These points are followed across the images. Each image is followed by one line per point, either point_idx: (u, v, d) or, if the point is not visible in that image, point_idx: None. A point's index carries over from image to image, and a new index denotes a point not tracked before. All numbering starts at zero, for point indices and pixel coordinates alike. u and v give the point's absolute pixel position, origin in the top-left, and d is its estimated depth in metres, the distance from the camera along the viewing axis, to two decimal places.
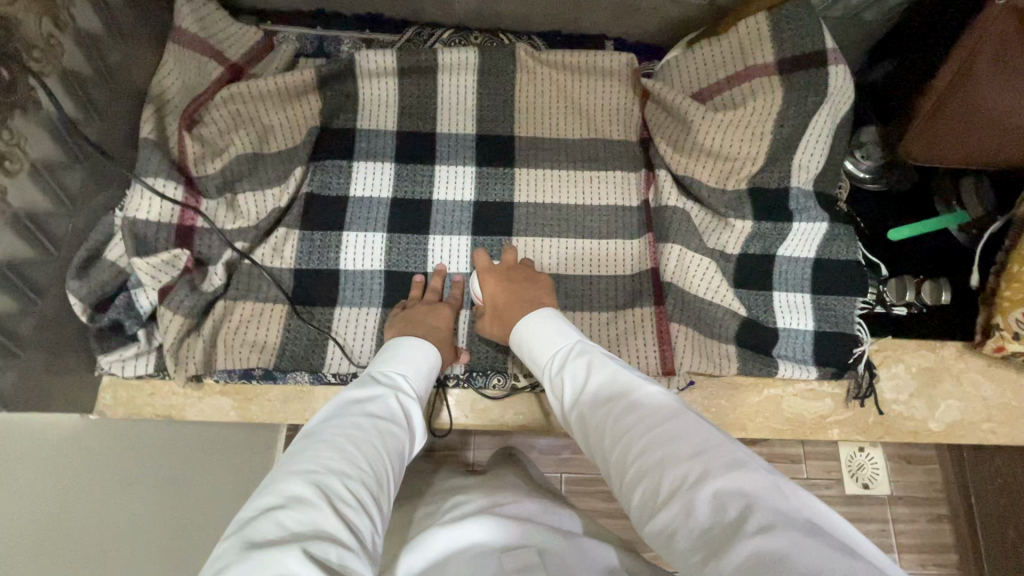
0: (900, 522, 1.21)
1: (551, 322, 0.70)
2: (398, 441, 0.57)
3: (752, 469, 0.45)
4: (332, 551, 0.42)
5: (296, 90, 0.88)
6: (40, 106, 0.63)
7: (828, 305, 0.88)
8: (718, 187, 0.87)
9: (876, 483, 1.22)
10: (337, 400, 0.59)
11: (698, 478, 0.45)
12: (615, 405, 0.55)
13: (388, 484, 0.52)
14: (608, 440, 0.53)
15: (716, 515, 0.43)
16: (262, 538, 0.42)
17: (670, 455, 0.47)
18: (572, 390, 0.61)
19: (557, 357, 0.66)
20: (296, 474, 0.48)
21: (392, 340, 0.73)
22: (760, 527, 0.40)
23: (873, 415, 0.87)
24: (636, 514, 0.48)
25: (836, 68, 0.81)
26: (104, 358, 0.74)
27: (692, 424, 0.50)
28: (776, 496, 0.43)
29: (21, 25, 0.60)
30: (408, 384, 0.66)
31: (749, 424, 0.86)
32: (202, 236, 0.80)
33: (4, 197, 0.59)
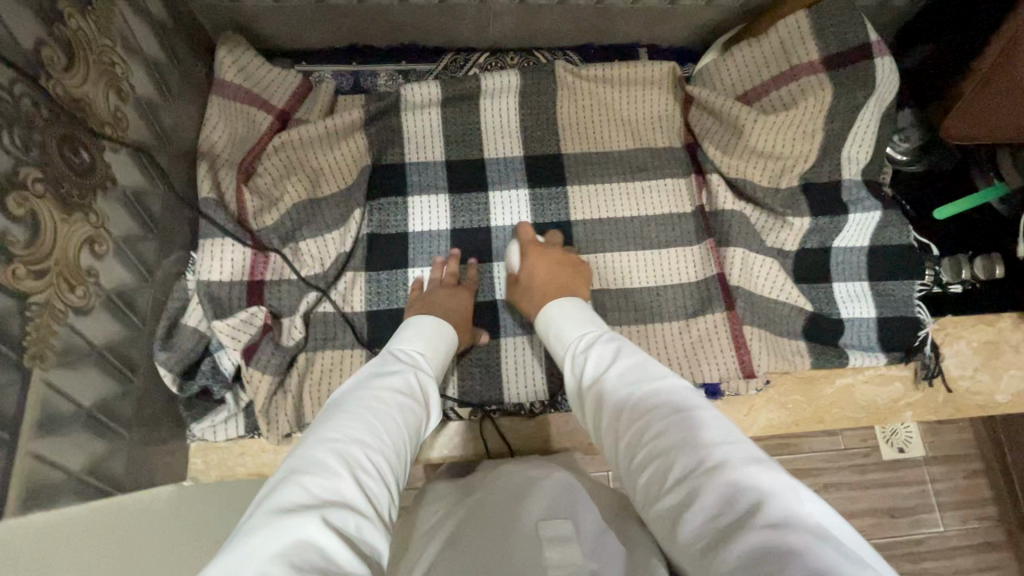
0: (937, 481, 1.22)
1: (574, 313, 0.66)
2: (414, 416, 0.56)
3: (771, 471, 0.39)
4: (350, 520, 0.41)
5: (343, 131, 0.86)
6: (115, 182, 0.62)
7: (887, 291, 0.89)
8: (772, 187, 0.88)
9: (911, 448, 1.23)
10: (359, 375, 0.59)
11: (711, 462, 0.40)
12: (637, 386, 0.50)
13: (402, 456, 0.51)
14: (625, 418, 0.48)
15: (722, 502, 0.38)
16: (284, 499, 0.41)
17: (687, 438, 0.43)
18: (592, 372, 0.55)
19: (582, 341, 0.61)
20: (321, 443, 0.47)
21: (412, 318, 0.72)
22: (773, 520, 0.36)
23: (943, 394, 0.89)
24: (643, 493, 0.44)
25: (882, 59, 0.82)
26: (196, 425, 0.74)
27: (714, 416, 0.45)
28: (795, 498, 0.38)
29: (93, 104, 0.59)
30: (424, 362, 0.65)
31: (826, 416, 0.88)
32: (272, 288, 0.78)
33: (96, 280, 0.58)
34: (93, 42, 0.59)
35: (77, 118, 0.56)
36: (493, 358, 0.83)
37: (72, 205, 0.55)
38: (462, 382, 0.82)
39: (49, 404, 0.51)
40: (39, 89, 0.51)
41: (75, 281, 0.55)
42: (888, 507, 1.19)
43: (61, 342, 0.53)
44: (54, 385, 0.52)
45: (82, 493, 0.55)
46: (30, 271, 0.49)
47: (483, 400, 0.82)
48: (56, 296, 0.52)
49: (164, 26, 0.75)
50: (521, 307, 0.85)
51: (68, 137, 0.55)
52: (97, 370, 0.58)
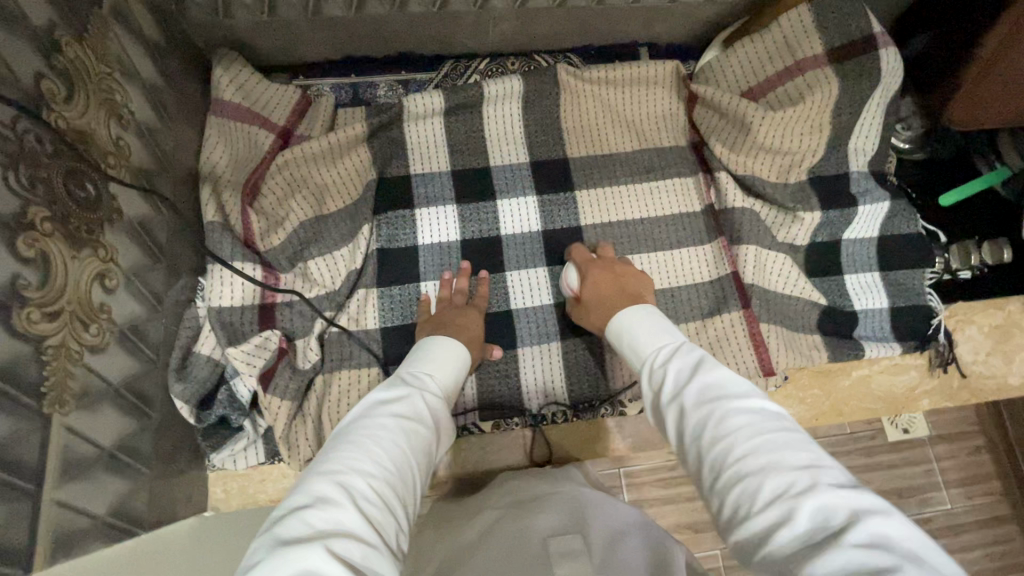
0: (943, 460, 1.24)
1: (653, 322, 0.64)
2: (422, 439, 0.53)
3: (869, 495, 0.40)
4: (356, 550, 0.40)
5: (346, 145, 0.85)
6: (122, 214, 0.60)
7: (898, 280, 0.90)
8: (780, 183, 0.88)
9: (914, 428, 1.24)
10: (365, 401, 0.56)
11: (808, 487, 0.40)
12: (722, 403, 0.49)
13: (412, 482, 0.50)
14: (704, 436, 0.47)
15: (819, 531, 0.38)
16: (288, 535, 0.40)
17: (779, 463, 0.43)
18: (672, 384, 0.54)
19: (660, 352, 0.59)
20: (324, 474, 0.46)
21: (421, 341, 0.70)
22: (874, 544, 0.36)
23: (957, 379, 0.90)
24: (725, 512, 0.43)
25: (888, 51, 0.82)
26: (216, 455, 0.72)
27: (808, 443, 0.45)
28: (899, 530, 0.37)
29: (95, 134, 0.57)
30: (433, 382, 0.62)
31: (845, 408, 0.88)
32: (283, 311, 0.77)
33: (110, 316, 0.57)
34: (92, 70, 0.58)
35: (80, 150, 0.54)
36: (511, 368, 0.82)
37: (82, 241, 0.53)
38: (482, 395, 0.81)
39: (71, 448, 0.50)
40: (41, 124, 0.49)
41: (89, 319, 0.53)
42: (896, 488, 1.20)
43: (79, 384, 0.51)
44: (74, 429, 0.50)
45: (108, 537, 0.54)
46: (44, 314, 0.47)
47: (507, 412, 0.81)
48: (71, 336, 0.51)
49: (158, 47, 0.73)
50: (536, 315, 0.84)
51: (74, 171, 0.53)
52: (116, 409, 0.57)
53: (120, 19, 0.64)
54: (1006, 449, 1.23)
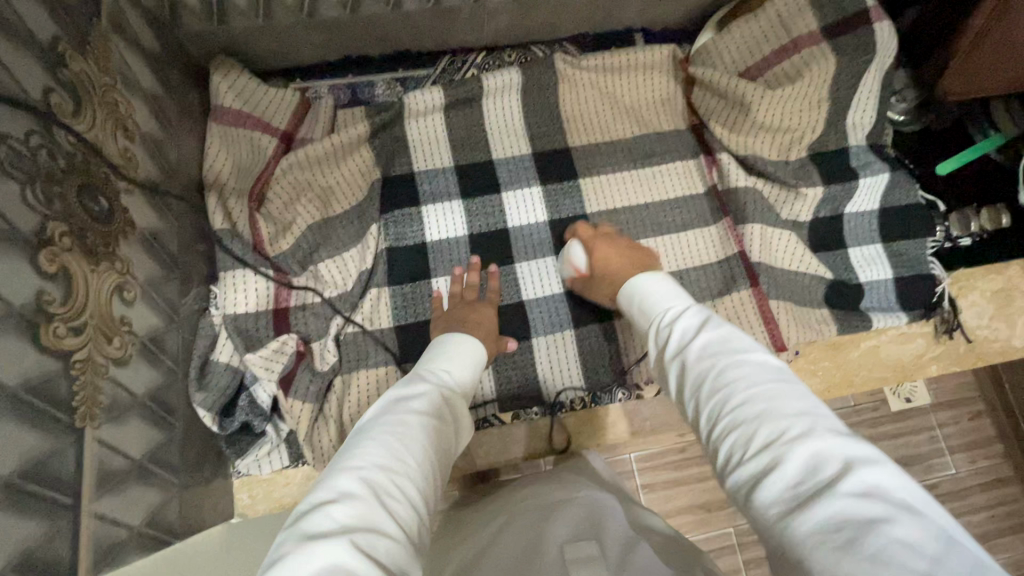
0: (944, 426, 1.26)
1: (661, 286, 0.64)
2: (443, 440, 0.53)
3: (865, 446, 0.39)
4: (379, 544, 0.40)
5: (349, 146, 0.85)
6: (134, 226, 0.60)
7: (900, 251, 0.91)
8: (782, 160, 0.89)
9: (916, 396, 1.26)
10: (385, 398, 0.56)
11: (804, 434, 0.40)
12: (726, 355, 0.49)
13: (433, 479, 0.50)
14: (705, 387, 0.48)
15: (809, 475, 0.38)
16: (314, 529, 0.40)
17: (775, 411, 0.42)
18: (678, 339, 0.54)
19: (667, 314, 0.59)
20: (346, 469, 0.45)
21: (438, 338, 0.70)
22: (861, 490, 0.35)
23: (964, 344, 0.92)
24: (720, 459, 0.43)
25: (881, 24, 0.83)
26: (241, 462, 0.72)
27: (808, 396, 0.44)
28: (895, 481, 0.36)
29: (104, 146, 0.57)
30: (452, 379, 0.62)
31: (856, 379, 0.89)
32: (297, 315, 0.77)
33: (131, 328, 0.57)
34: (96, 82, 0.57)
35: (91, 163, 0.54)
36: (527, 360, 0.83)
37: (100, 255, 0.53)
38: (500, 388, 0.82)
39: (104, 461, 0.50)
40: (52, 138, 0.49)
41: (112, 332, 0.53)
42: (901, 456, 1.23)
43: (106, 397, 0.51)
44: (106, 442, 0.51)
45: (144, 547, 0.54)
46: (70, 328, 0.47)
47: (525, 401, 0.82)
48: (96, 349, 0.50)
49: (155, 56, 0.72)
50: (548, 305, 0.85)
51: (87, 184, 0.53)
52: (142, 420, 0.57)
53: (118, 29, 0.64)
54: (1006, 412, 1.26)
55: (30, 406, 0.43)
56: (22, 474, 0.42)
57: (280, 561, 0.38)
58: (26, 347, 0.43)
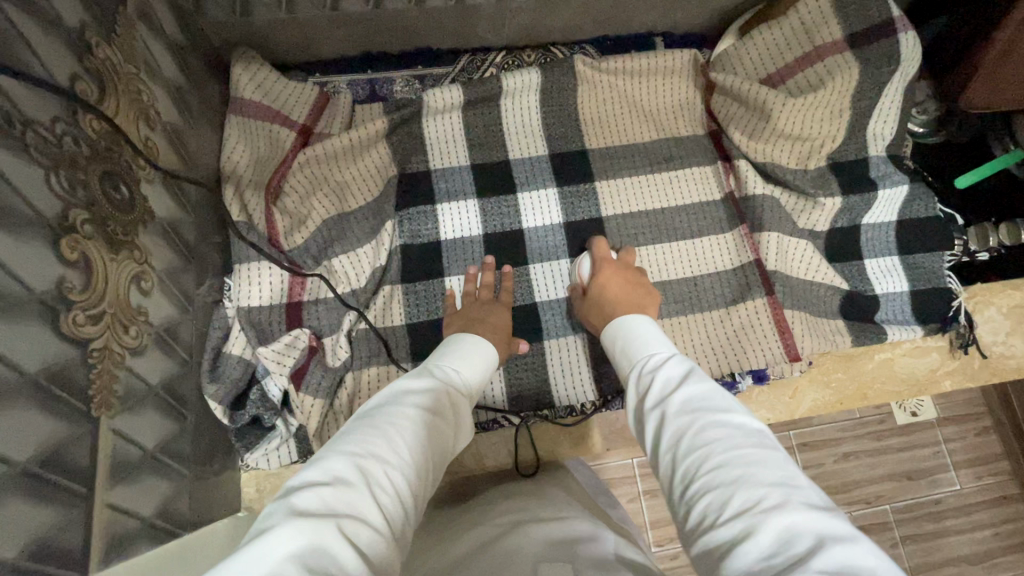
0: (951, 441, 1.25)
1: (648, 331, 0.64)
2: (442, 439, 0.53)
3: (838, 521, 0.38)
4: (365, 538, 0.39)
5: (366, 142, 0.84)
6: (154, 215, 0.60)
7: (917, 264, 0.90)
8: (800, 169, 0.88)
9: (923, 411, 1.25)
10: (389, 389, 0.56)
11: (776, 506, 0.39)
12: (703, 414, 0.49)
13: (425, 479, 0.49)
14: (681, 445, 0.47)
15: (781, 547, 0.36)
16: (300, 507, 0.39)
17: (751, 477, 0.41)
18: (658, 390, 0.54)
19: (650, 361, 0.59)
20: (343, 454, 0.45)
21: (451, 337, 0.70)
22: (834, 565, 0.34)
23: (979, 359, 0.91)
24: (690, 522, 0.43)
25: (906, 34, 0.81)
26: (250, 455, 0.71)
27: (784, 465, 0.43)
28: (868, 559, 0.35)
29: (127, 135, 0.56)
30: (459, 380, 0.62)
31: (868, 392, 0.88)
32: (309, 309, 0.76)
33: (148, 318, 0.57)
34: (120, 70, 0.57)
35: (114, 152, 0.53)
36: (539, 361, 0.82)
37: (119, 243, 0.53)
38: (511, 389, 0.81)
39: (119, 450, 0.50)
40: (77, 124, 0.49)
41: (129, 321, 0.53)
42: (908, 471, 1.21)
43: (123, 386, 0.51)
44: (121, 431, 0.50)
45: (154, 538, 0.54)
46: (88, 317, 0.47)
47: (535, 405, 0.81)
48: (113, 339, 0.50)
49: (178, 46, 0.72)
50: (561, 308, 0.84)
51: (108, 173, 0.52)
52: (157, 410, 0.57)
53: (143, 18, 0.64)
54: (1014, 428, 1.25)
55: (47, 393, 0.43)
56: (38, 462, 0.41)
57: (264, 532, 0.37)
58: (46, 333, 0.43)
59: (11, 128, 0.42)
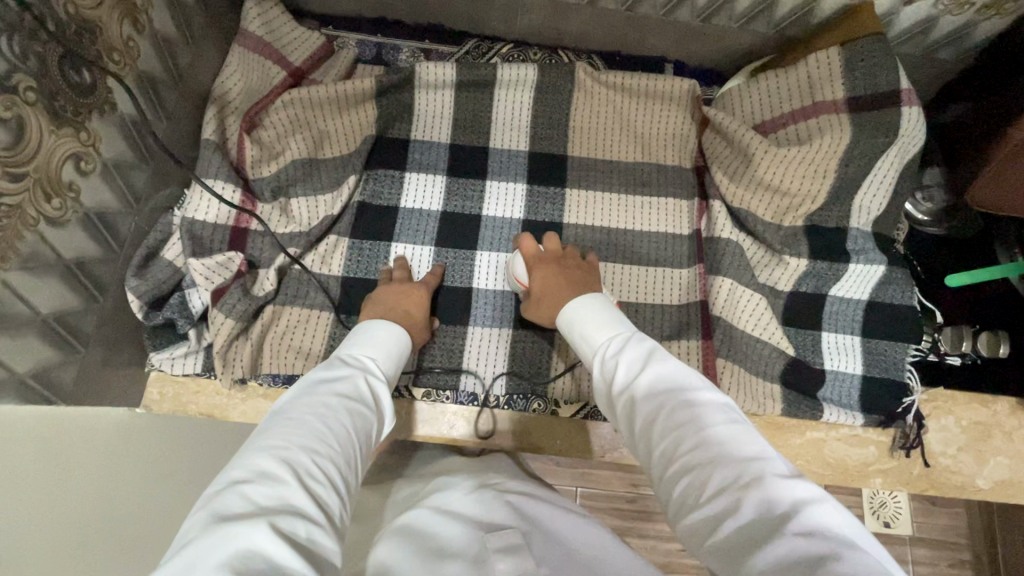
0: (917, 563, 1.15)
1: (603, 312, 0.66)
2: (366, 422, 0.55)
3: (803, 481, 0.42)
4: (300, 525, 0.41)
5: (354, 98, 0.87)
6: (115, 107, 0.64)
7: (878, 349, 0.85)
8: (774, 224, 0.85)
9: (896, 523, 1.17)
10: (302, 381, 0.57)
11: (751, 480, 0.42)
12: (671, 398, 0.51)
13: (356, 463, 0.51)
14: (656, 429, 0.49)
15: (761, 518, 0.40)
16: (226, 511, 0.40)
17: (724, 456, 0.45)
18: (624, 375, 0.56)
19: (611, 343, 0.61)
20: (264, 450, 0.46)
21: (358, 326, 0.70)
22: (804, 528, 0.38)
23: (919, 467, 0.85)
24: (674, 504, 0.45)
25: (909, 109, 0.78)
26: (155, 355, 0.75)
27: (750, 436, 0.47)
28: (834, 514, 0.40)
29: (104, 28, 0.61)
30: (376, 364, 0.63)
31: (789, 466, 0.84)
32: (254, 239, 0.80)
33: (78, 197, 0.61)
34: None
35: (82, 38, 0.58)
36: (457, 344, 0.82)
37: (65, 119, 0.57)
38: (422, 362, 0.81)
39: (5, 302, 0.53)
40: (48, 3, 0.54)
41: (54, 192, 0.57)
42: None
43: (28, 247, 0.55)
44: (14, 286, 0.54)
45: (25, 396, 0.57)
46: (8, 173, 0.51)
47: (439, 383, 0.81)
48: (31, 202, 0.54)
49: None
50: (494, 299, 0.84)
51: (72, 56, 0.57)
52: (64, 283, 0.61)
53: None
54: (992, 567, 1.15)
55: None
56: None
57: (188, 544, 0.38)
58: None
59: None
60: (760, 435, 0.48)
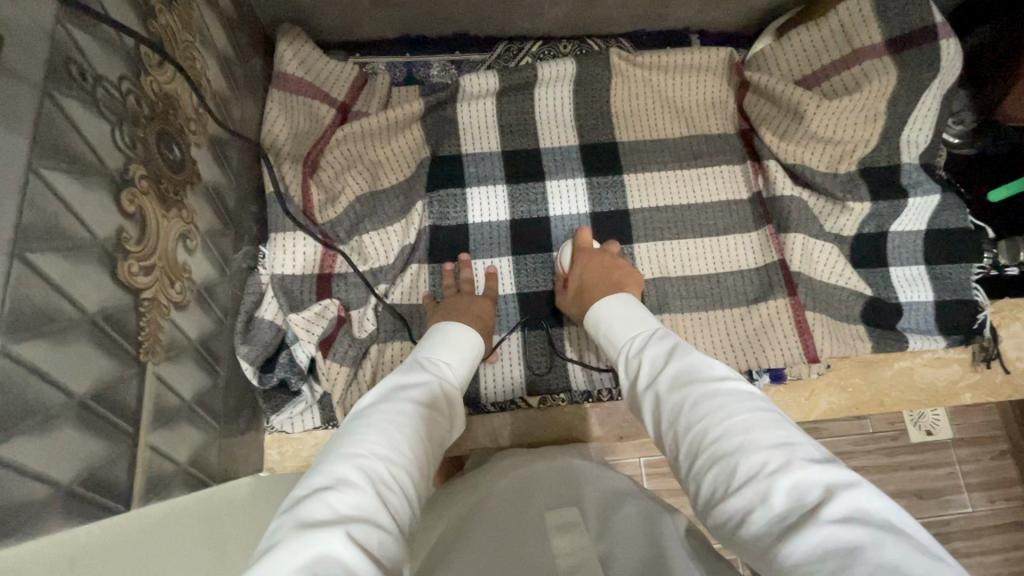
0: (965, 462, 1.22)
1: (630, 309, 0.64)
2: (438, 432, 0.53)
3: (838, 466, 0.39)
4: (364, 532, 0.38)
5: (402, 123, 0.86)
6: (199, 180, 0.62)
7: (943, 274, 0.88)
8: (830, 172, 0.88)
9: (937, 429, 1.23)
10: (385, 383, 0.55)
11: (779, 467, 0.38)
12: (694, 387, 0.47)
13: (422, 474, 0.48)
14: (680, 423, 0.46)
15: (795, 509, 0.36)
16: (309, 518, 0.39)
17: (752, 443, 0.41)
18: (648, 370, 0.53)
19: (637, 341, 0.58)
20: (340, 457, 0.44)
21: (438, 325, 0.70)
22: (839, 516, 0.34)
23: (1001, 374, 0.90)
24: (704, 497, 0.42)
25: (948, 41, 0.80)
26: (276, 418, 0.75)
27: (779, 421, 0.43)
28: (874, 504, 0.36)
29: (181, 101, 0.59)
30: (451, 372, 0.62)
31: (886, 399, 0.88)
32: (339, 282, 0.79)
33: (192, 276, 0.60)
34: (179, 38, 0.60)
35: (169, 114, 0.56)
36: (557, 345, 0.84)
37: (170, 201, 0.55)
38: (528, 372, 0.83)
39: (160, 396, 0.52)
40: (139, 84, 0.52)
41: (175, 276, 0.55)
42: (918, 489, 1.19)
43: (167, 336, 0.53)
44: (164, 379, 0.53)
45: (187, 484, 0.57)
46: (141, 267, 0.49)
47: (551, 387, 0.83)
48: (161, 291, 0.52)
49: (229, 19, 0.75)
50: None
51: (162, 134, 0.55)
52: (196, 364, 0.60)
53: None
54: None
55: (104, 332, 0.44)
56: (93, 396, 0.43)
57: (269, 549, 0.37)
58: (107, 279, 0.45)
59: (84, 82, 0.44)
60: (794, 423, 0.44)
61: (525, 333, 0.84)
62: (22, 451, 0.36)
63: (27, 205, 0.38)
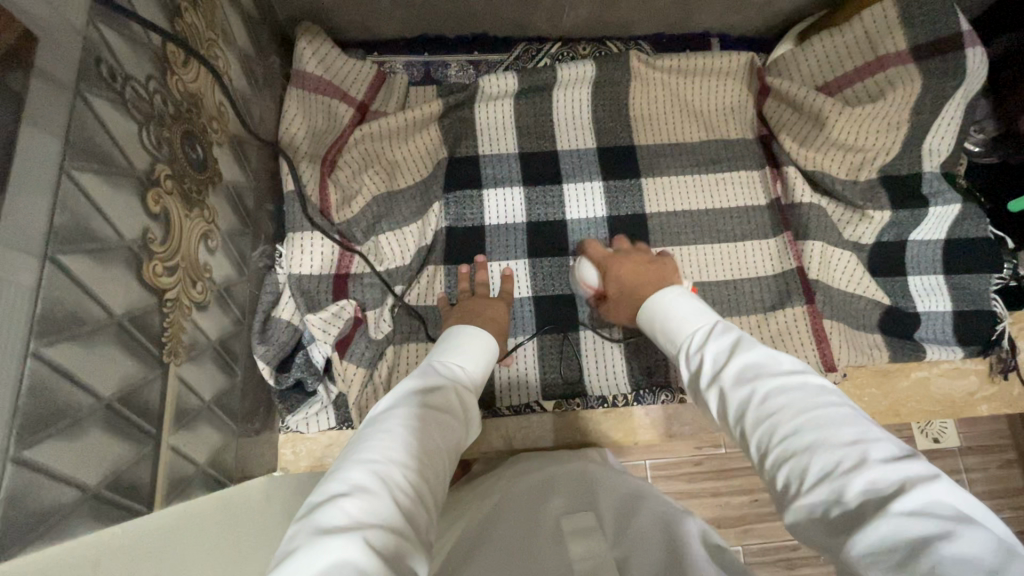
0: (972, 471, 1.21)
1: (687, 304, 0.62)
2: (452, 436, 0.52)
3: (914, 458, 0.38)
4: (381, 538, 0.38)
5: (420, 124, 0.86)
6: (220, 179, 0.62)
7: (961, 283, 0.87)
8: (850, 180, 0.87)
9: (946, 438, 1.22)
10: (399, 389, 0.55)
11: (854, 462, 0.38)
12: (761, 382, 0.46)
13: (435, 479, 0.47)
14: (748, 418, 0.45)
15: (867, 503, 0.36)
16: (328, 524, 0.38)
17: (825, 439, 0.40)
18: (711, 365, 0.52)
19: (697, 337, 0.57)
20: (359, 463, 0.44)
21: (451, 329, 0.69)
22: (912, 508, 0.34)
23: (1019, 386, 0.89)
24: (777, 492, 0.42)
25: (974, 50, 0.79)
26: (291, 418, 0.75)
27: (853, 414, 0.42)
28: (951, 497, 0.35)
29: (204, 100, 0.59)
30: (465, 374, 0.61)
31: (901, 409, 0.88)
32: (355, 282, 0.78)
33: (212, 276, 0.59)
34: (203, 37, 0.60)
35: (193, 113, 0.56)
36: (572, 349, 0.84)
37: (193, 201, 0.55)
38: (542, 376, 0.83)
39: (181, 397, 0.52)
40: (165, 84, 0.52)
41: (196, 277, 0.55)
42: None
43: (188, 337, 0.53)
44: (184, 379, 0.53)
45: (205, 485, 0.56)
46: (165, 268, 0.49)
47: (566, 391, 0.82)
48: (184, 291, 0.52)
49: (250, 17, 0.75)
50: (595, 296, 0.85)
51: (187, 133, 0.55)
52: (214, 364, 0.60)
53: None
54: None
55: (128, 334, 0.44)
56: (118, 399, 0.43)
57: (288, 555, 0.36)
58: (133, 280, 0.45)
59: (114, 82, 0.44)
60: (869, 417, 0.42)
61: (540, 336, 0.84)
62: (51, 454, 0.36)
63: (58, 207, 0.37)
